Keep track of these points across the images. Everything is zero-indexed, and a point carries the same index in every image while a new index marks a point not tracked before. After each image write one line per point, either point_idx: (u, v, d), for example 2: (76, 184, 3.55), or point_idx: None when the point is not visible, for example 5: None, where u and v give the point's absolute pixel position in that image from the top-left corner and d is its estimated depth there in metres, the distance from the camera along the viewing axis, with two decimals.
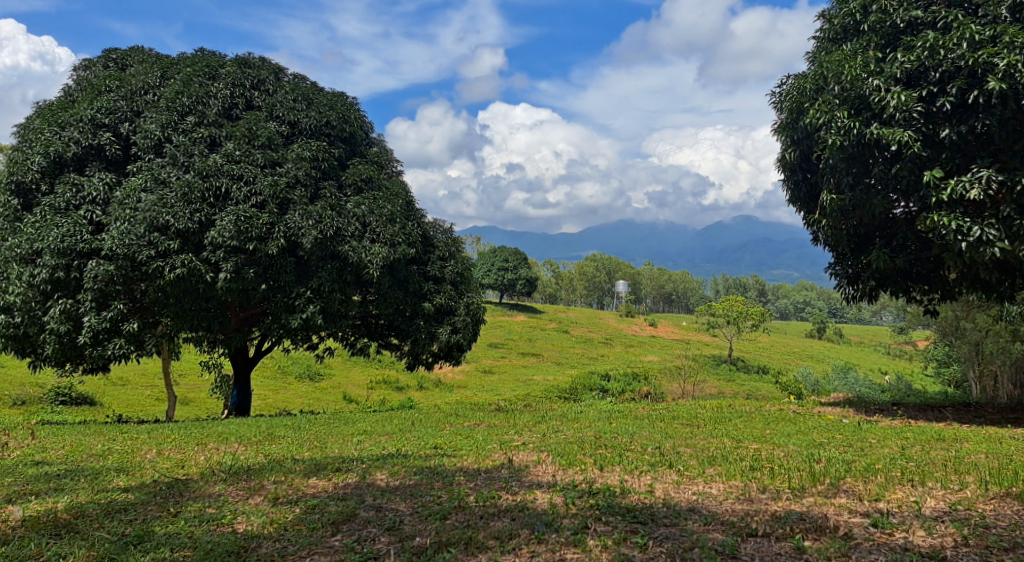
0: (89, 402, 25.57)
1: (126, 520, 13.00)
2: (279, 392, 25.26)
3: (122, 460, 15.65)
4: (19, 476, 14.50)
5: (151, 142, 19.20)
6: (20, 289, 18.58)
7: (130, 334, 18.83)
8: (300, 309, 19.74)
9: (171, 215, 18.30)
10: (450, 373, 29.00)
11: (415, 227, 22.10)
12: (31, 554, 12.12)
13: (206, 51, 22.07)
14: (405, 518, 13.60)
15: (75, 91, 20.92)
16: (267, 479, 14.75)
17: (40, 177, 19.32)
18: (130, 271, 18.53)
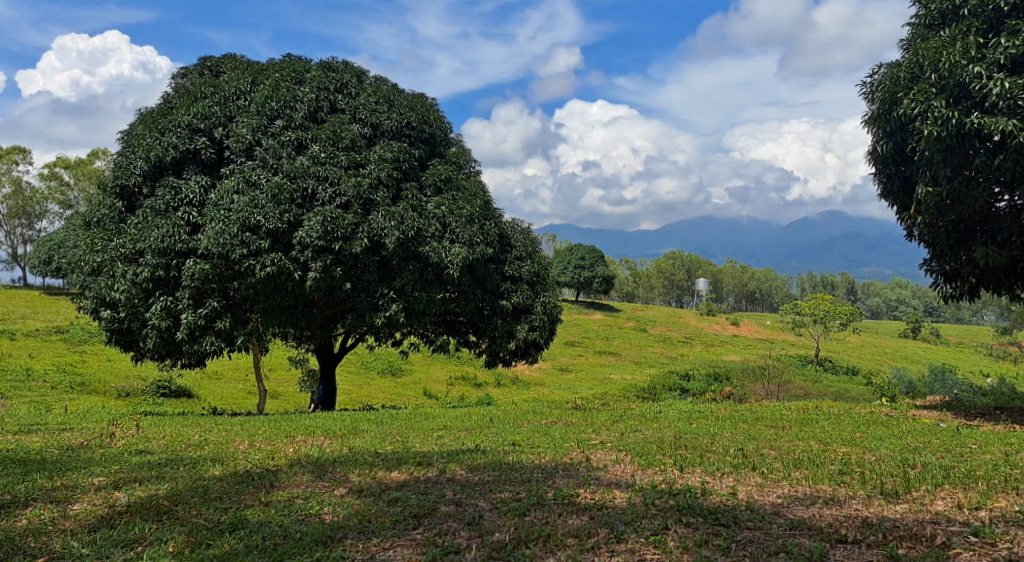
0: (187, 394, 26.27)
1: (221, 508, 13.16)
2: (363, 387, 25.55)
3: (217, 451, 15.92)
4: (125, 463, 14.80)
5: (243, 146, 19.56)
6: (125, 286, 19.15)
7: (223, 330, 19.34)
8: (384, 307, 19.97)
9: (262, 215, 18.69)
10: (528, 371, 28.90)
11: (492, 226, 22.00)
12: (135, 538, 12.28)
13: (292, 56, 22.45)
14: (484, 513, 13.53)
15: (174, 99, 21.52)
16: (352, 472, 14.84)
17: (142, 180, 19.95)
18: (224, 270, 18.99)
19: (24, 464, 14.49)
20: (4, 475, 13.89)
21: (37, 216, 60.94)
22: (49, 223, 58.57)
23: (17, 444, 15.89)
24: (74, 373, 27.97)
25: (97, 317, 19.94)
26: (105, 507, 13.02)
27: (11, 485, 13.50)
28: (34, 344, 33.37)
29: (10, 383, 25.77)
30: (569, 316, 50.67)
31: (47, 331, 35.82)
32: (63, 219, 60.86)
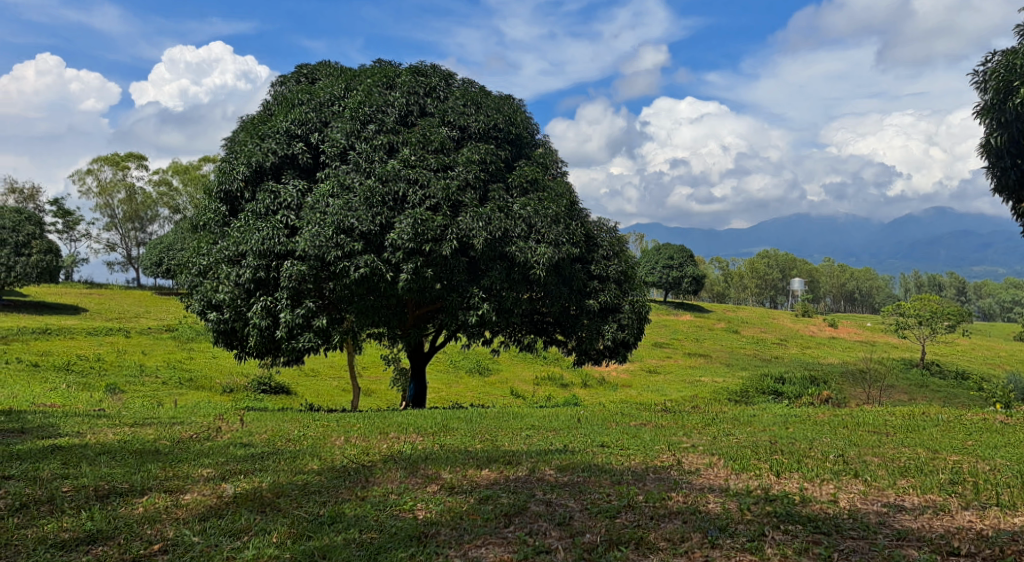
0: (285, 391, 26.75)
1: (320, 502, 13.25)
2: (452, 385, 25.65)
3: (315, 446, 16.08)
4: (230, 456, 15.07)
5: (338, 150, 19.92)
6: (228, 287, 19.68)
7: (319, 330, 19.69)
8: (475, 307, 20.05)
9: (355, 217, 18.95)
10: (615, 372, 28.55)
11: (579, 227, 21.75)
12: (241, 528, 12.41)
13: (384, 61, 22.68)
14: (574, 514, 13.33)
15: (273, 107, 22.04)
16: (443, 469, 14.85)
17: (244, 185, 20.42)
18: (320, 271, 19.28)
19: (137, 455, 14.87)
20: (119, 464, 14.23)
21: (146, 220, 63.30)
22: (158, 226, 60.84)
23: (130, 435, 16.32)
24: (181, 370, 28.85)
25: (203, 317, 20.64)
26: (212, 497, 13.22)
27: (127, 474, 13.80)
28: (146, 342, 34.59)
29: (123, 378, 26.73)
30: (658, 317, 50.07)
31: (157, 329, 37.10)
32: (171, 223, 63.09)
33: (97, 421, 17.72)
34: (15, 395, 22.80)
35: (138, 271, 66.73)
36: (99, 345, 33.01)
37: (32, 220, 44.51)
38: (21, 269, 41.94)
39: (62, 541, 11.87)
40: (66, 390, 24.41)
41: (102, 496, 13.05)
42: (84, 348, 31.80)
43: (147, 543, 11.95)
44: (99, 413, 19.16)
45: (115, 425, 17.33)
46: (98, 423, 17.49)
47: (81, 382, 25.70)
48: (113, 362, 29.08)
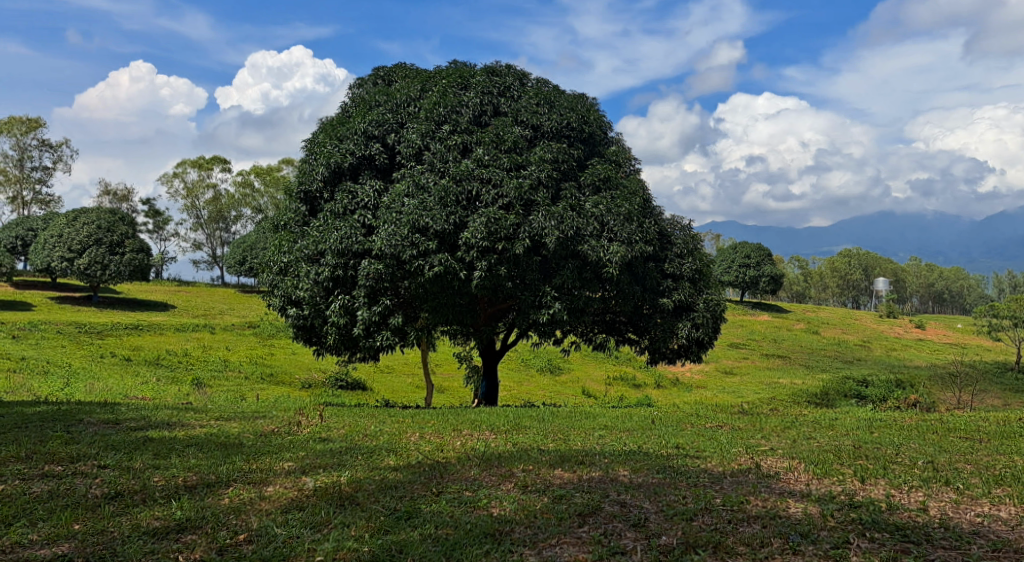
0: (362, 387, 26.98)
1: (397, 496, 13.24)
2: (523, 384, 25.56)
3: (391, 441, 16.13)
4: (311, 450, 15.19)
5: (413, 151, 20.07)
6: (308, 285, 20.13)
7: (396, 327, 19.96)
8: (546, 306, 19.88)
9: (430, 216, 18.99)
10: (689, 373, 28.07)
11: (653, 225, 21.35)
12: (321, 521, 12.42)
13: (459, 62, 22.71)
14: (649, 515, 13.07)
15: (351, 108, 22.34)
16: (516, 467, 14.73)
17: (324, 186, 20.81)
18: (396, 269, 19.46)
19: (223, 447, 15.08)
20: (206, 456, 14.44)
21: (230, 220, 64.80)
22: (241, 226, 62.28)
23: (215, 428, 16.57)
24: (263, 365, 29.43)
25: (284, 315, 21.25)
26: (294, 490, 13.29)
27: (214, 466, 13.98)
28: (231, 338, 35.37)
29: (208, 372, 27.39)
30: (735, 317, 49.30)
31: (241, 325, 37.89)
32: (254, 223, 64.47)
33: (184, 413, 18.09)
34: (108, 388, 23.51)
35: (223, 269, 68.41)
36: (187, 340, 33.89)
37: (124, 220, 46.12)
38: (114, 267, 43.76)
39: (154, 529, 11.91)
40: (156, 383, 25.09)
41: (191, 487, 13.16)
42: (174, 343, 32.70)
43: (233, 533, 11.97)
44: (187, 406, 19.56)
45: (202, 418, 17.65)
46: (186, 415, 17.86)
47: (169, 376, 26.41)
48: (200, 357, 29.84)
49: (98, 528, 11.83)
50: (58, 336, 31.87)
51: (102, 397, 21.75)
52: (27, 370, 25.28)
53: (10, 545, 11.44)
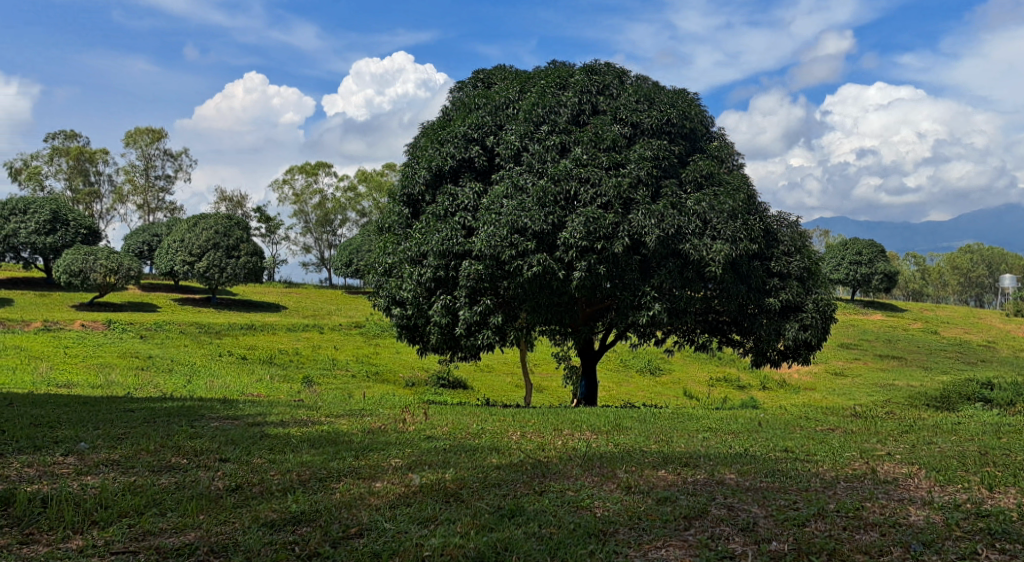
0: (463, 386, 27.05)
1: (501, 494, 13.10)
2: (623, 384, 25.20)
3: (493, 440, 16.01)
4: (416, 447, 15.19)
5: (512, 152, 19.94)
6: (412, 286, 20.43)
7: (496, 327, 19.96)
8: (646, 305, 19.51)
9: (529, 217, 18.83)
10: (796, 375, 27.14)
11: (758, 221, 20.63)
12: (428, 517, 12.35)
13: (558, 61, 22.50)
14: (758, 520, 12.57)
15: (451, 112, 22.43)
16: (619, 468, 14.41)
17: (425, 189, 21.01)
18: (496, 270, 19.43)
19: (332, 443, 15.20)
20: (317, 452, 14.58)
21: (337, 224, 66.23)
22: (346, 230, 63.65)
23: (325, 426, 16.72)
24: (369, 364, 29.86)
25: (389, 315, 21.66)
26: (401, 486, 13.26)
27: (326, 461, 14.09)
28: (338, 337, 36.04)
29: (318, 371, 27.93)
30: (848, 316, 47.67)
31: (347, 325, 38.57)
32: (359, 226, 65.66)
33: (297, 410, 18.39)
34: (225, 385, 24.17)
35: (329, 271, 69.93)
36: (298, 340, 34.72)
37: (240, 225, 47.74)
38: (230, 270, 45.52)
39: (273, 521, 11.96)
40: (269, 381, 25.69)
41: (305, 481, 13.25)
42: (286, 343, 33.49)
43: (345, 527, 11.95)
44: (299, 403, 19.88)
45: (314, 414, 17.91)
46: (299, 412, 18.18)
47: (282, 373, 27.05)
48: (310, 356, 30.48)
49: (221, 519, 11.90)
50: (181, 336, 33.07)
51: (220, 394, 22.34)
52: (151, 367, 26.26)
53: (143, 533, 11.49)
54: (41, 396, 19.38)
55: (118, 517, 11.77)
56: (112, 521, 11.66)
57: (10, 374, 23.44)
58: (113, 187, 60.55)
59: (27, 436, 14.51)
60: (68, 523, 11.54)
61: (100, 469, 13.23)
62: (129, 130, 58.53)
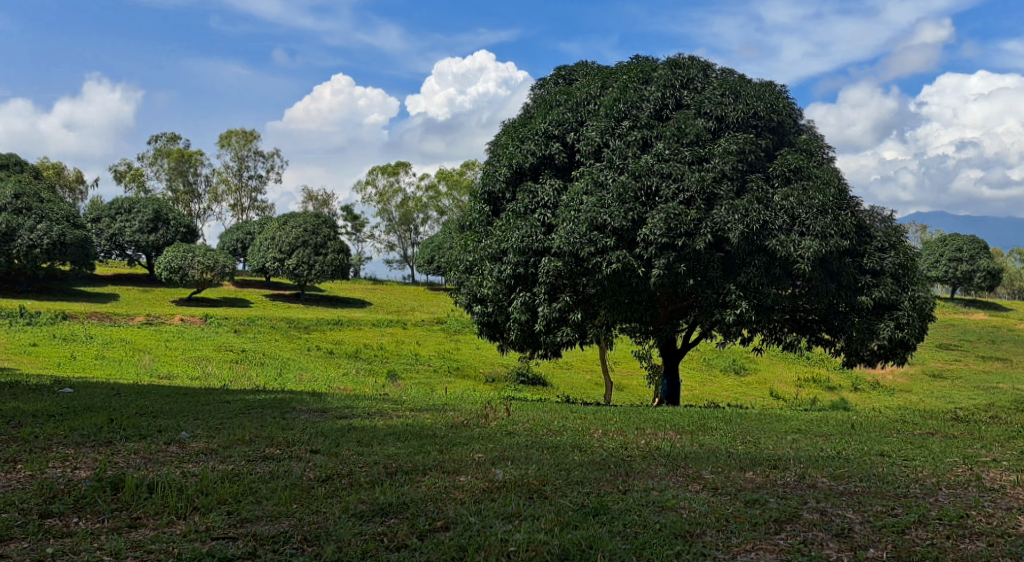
0: (543, 383, 26.83)
1: (584, 492, 12.80)
2: (706, 384, 24.62)
3: (576, 437, 15.70)
4: (498, 442, 15.00)
5: (592, 148, 19.62)
6: (492, 283, 20.32)
7: (576, 324, 19.66)
8: (731, 303, 18.93)
9: (608, 214, 18.52)
10: (890, 376, 26.10)
11: (850, 216, 19.75)
12: (512, 512, 12.13)
13: (641, 56, 22.06)
14: (854, 526, 12.02)
15: (533, 109, 22.20)
16: (705, 468, 13.95)
17: (506, 187, 20.83)
18: (575, 267, 19.17)
19: (417, 437, 15.11)
20: (403, 445, 14.51)
21: (418, 223, 66.77)
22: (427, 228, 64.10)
23: (410, 419, 16.66)
24: (450, 359, 29.88)
25: (469, 311, 21.59)
26: (484, 481, 13.06)
27: (411, 454, 14.00)
28: (420, 333, 36.20)
29: (401, 366, 28.03)
30: (946, 316, 45.90)
31: (430, 321, 38.73)
32: (440, 224, 66.04)
33: (382, 404, 18.40)
34: (314, 378, 24.44)
35: (411, 269, 70.56)
36: (382, 335, 34.98)
37: (327, 223, 48.45)
38: (319, 267, 46.22)
39: (361, 511, 11.91)
40: (355, 375, 25.90)
41: (392, 473, 13.18)
42: (371, 338, 33.78)
43: (431, 519, 11.83)
44: (385, 397, 19.90)
45: (398, 408, 17.89)
46: (384, 405, 18.18)
47: (367, 367, 27.25)
48: (393, 350, 30.64)
49: (313, 509, 11.89)
50: (272, 330, 33.65)
51: (309, 387, 22.56)
52: (245, 360, 26.72)
53: (240, 520, 11.54)
54: (145, 386, 19.82)
55: (218, 503, 11.84)
56: (213, 508, 11.73)
57: (116, 365, 24.09)
58: (208, 187, 62.16)
59: (134, 424, 14.82)
60: (171, 508, 11.63)
61: (200, 457, 13.37)
62: (222, 133, 59.97)
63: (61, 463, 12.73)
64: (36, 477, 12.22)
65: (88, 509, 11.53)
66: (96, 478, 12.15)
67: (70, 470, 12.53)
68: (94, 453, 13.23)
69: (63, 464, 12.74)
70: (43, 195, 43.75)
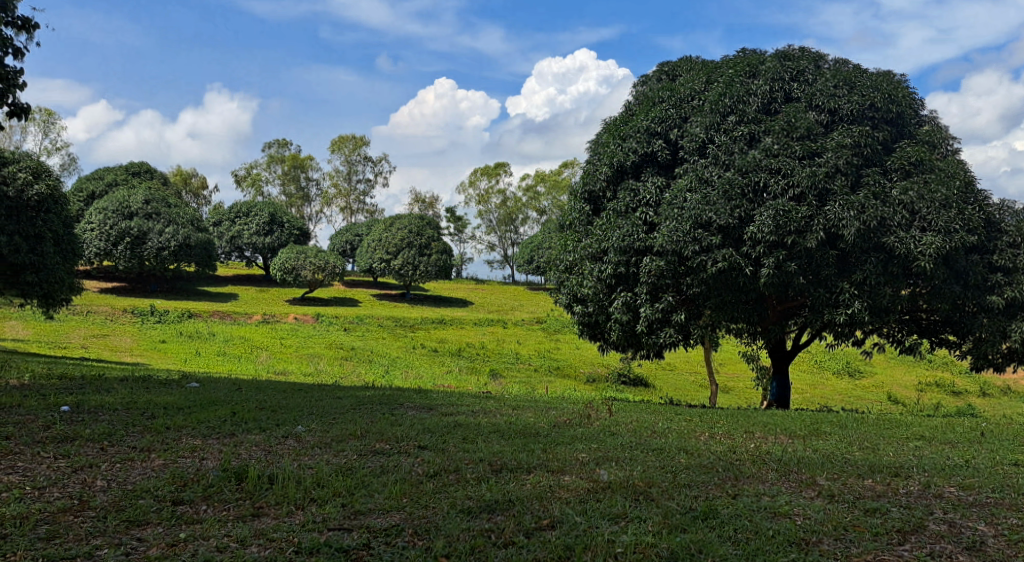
0: (645, 384, 26.30)
1: (691, 496, 12.30)
2: (818, 387, 23.65)
3: (682, 440, 15.20)
4: (602, 443, 14.62)
5: (696, 145, 19.07)
6: (592, 283, 19.97)
7: (679, 324, 19.10)
8: (845, 303, 18.02)
9: (714, 211, 17.98)
10: (1018, 381, 24.57)
11: (977, 211, 18.44)
12: (618, 513, 11.74)
13: (749, 49, 21.27)
14: (986, 539, 11.27)
15: (636, 106, 21.70)
16: (820, 475, 13.26)
17: (607, 185, 20.42)
18: (678, 266, 18.69)
19: (520, 435, 14.88)
20: (506, 443, 14.28)
21: (518, 223, 66.82)
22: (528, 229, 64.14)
23: (513, 418, 16.44)
24: (551, 359, 29.63)
25: (570, 311, 21.26)
26: (589, 481, 12.71)
27: (514, 452, 13.77)
28: (521, 333, 36.07)
29: (503, 364, 27.95)
30: None
31: (530, 321, 38.59)
32: (541, 224, 65.88)
33: (487, 402, 18.25)
34: (421, 376, 24.53)
35: (512, 268, 70.69)
36: (483, 334, 34.99)
37: (430, 224, 48.82)
38: (423, 268, 46.62)
39: (468, 507, 11.71)
40: (458, 372, 25.92)
41: (497, 471, 12.97)
42: (472, 337, 33.83)
43: (537, 518, 11.55)
44: (488, 395, 19.76)
45: (503, 406, 17.70)
46: (489, 403, 18.03)
47: (469, 365, 27.25)
48: (495, 349, 30.57)
49: (422, 503, 11.77)
50: (379, 329, 34.09)
51: (415, 384, 22.66)
52: (354, 357, 27.06)
53: (354, 513, 11.50)
54: (262, 381, 20.23)
55: (333, 496, 11.84)
56: (328, 500, 11.74)
57: (235, 361, 24.71)
58: (318, 191, 63.67)
59: (253, 418, 15.05)
60: (291, 498, 11.69)
61: (315, 450, 13.44)
62: (333, 138, 61.23)
63: (191, 454, 12.94)
64: (169, 466, 12.44)
65: (215, 497, 11.66)
66: (222, 468, 12.29)
67: (199, 460, 12.72)
68: (219, 445, 13.42)
69: (192, 454, 12.95)
70: (168, 199, 45.45)
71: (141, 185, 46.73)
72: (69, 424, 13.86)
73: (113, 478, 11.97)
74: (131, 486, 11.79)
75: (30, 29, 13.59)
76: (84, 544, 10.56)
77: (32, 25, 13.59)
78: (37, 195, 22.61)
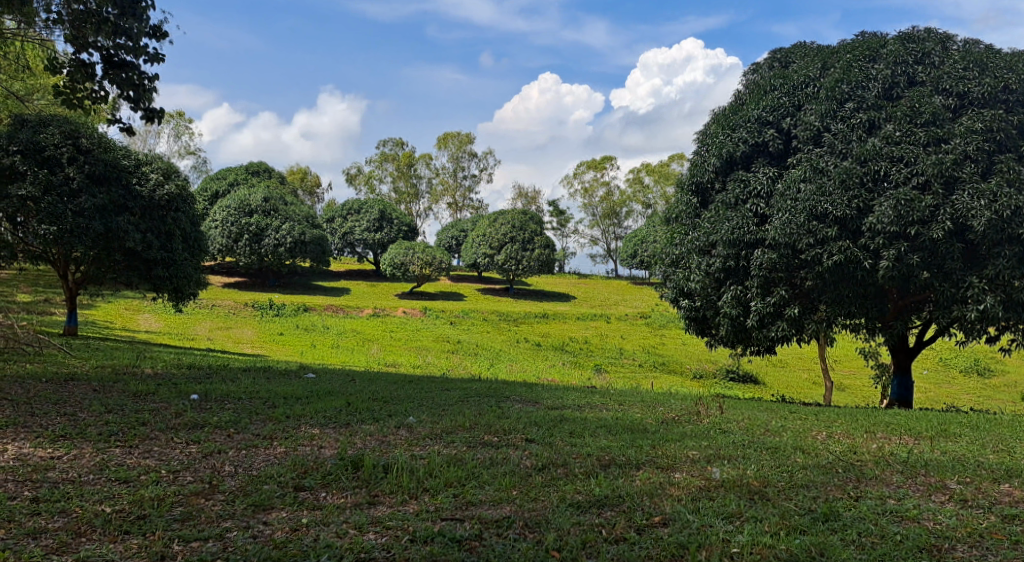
0: (755, 380, 25.61)
1: (810, 496, 11.79)
2: (943, 386, 22.50)
3: (798, 438, 14.67)
4: (713, 440, 14.21)
5: (811, 133, 18.38)
6: (700, 276, 19.47)
7: (792, 319, 18.39)
8: (975, 299, 16.90)
9: (830, 202, 17.30)
10: None
11: None
12: (733, 513, 11.35)
13: (868, 33, 20.32)
14: None
15: (746, 95, 21.06)
16: (950, 477, 12.54)
17: (715, 176, 19.87)
18: (791, 259, 18.08)
19: (629, 431, 14.59)
20: (615, 438, 14.04)
21: (622, 216, 66.19)
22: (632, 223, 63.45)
23: (620, 412, 16.19)
24: (657, 354, 29.16)
25: (676, 305, 20.76)
26: (702, 479, 12.35)
27: (623, 448, 13.51)
28: (626, 327, 35.65)
29: (607, 359, 27.65)
30: None
31: (635, 315, 38.10)
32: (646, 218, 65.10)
33: (594, 396, 18.02)
34: (525, 369, 24.51)
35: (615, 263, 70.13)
36: (588, 328, 34.71)
37: (534, 219, 48.73)
38: (526, 262, 46.60)
39: (579, 502, 11.52)
40: (563, 367, 25.76)
41: (606, 466, 12.74)
42: (577, 332, 33.64)
43: (649, 515, 11.27)
44: (595, 389, 19.52)
45: (611, 401, 17.43)
46: (596, 398, 17.80)
47: (574, 360, 27.02)
48: (599, 344, 30.29)
49: (532, 496, 11.65)
50: (485, 323, 34.23)
51: (521, 378, 22.63)
52: (461, 350, 27.23)
53: (465, 504, 11.46)
54: (375, 373, 20.53)
55: (445, 486, 11.83)
56: (441, 490, 11.73)
57: (348, 354, 25.17)
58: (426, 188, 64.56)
59: (367, 408, 15.23)
60: (404, 488, 11.73)
61: (426, 441, 13.48)
62: (441, 135, 61.97)
63: (310, 442, 13.15)
64: (290, 454, 12.66)
65: (334, 484, 11.81)
66: (340, 457, 12.43)
67: (317, 448, 12.91)
68: (335, 434, 13.61)
69: (311, 442, 13.17)
70: (286, 198, 46.83)
71: (259, 184, 48.28)
72: (198, 411, 14.30)
73: (240, 464, 12.25)
74: (256, 472, 12.05)
75: (160, 37, 14.05)
76: (215, 526, 10.81)
77: (162, 32, 14.04)
78: (167, 195, 22.83)
